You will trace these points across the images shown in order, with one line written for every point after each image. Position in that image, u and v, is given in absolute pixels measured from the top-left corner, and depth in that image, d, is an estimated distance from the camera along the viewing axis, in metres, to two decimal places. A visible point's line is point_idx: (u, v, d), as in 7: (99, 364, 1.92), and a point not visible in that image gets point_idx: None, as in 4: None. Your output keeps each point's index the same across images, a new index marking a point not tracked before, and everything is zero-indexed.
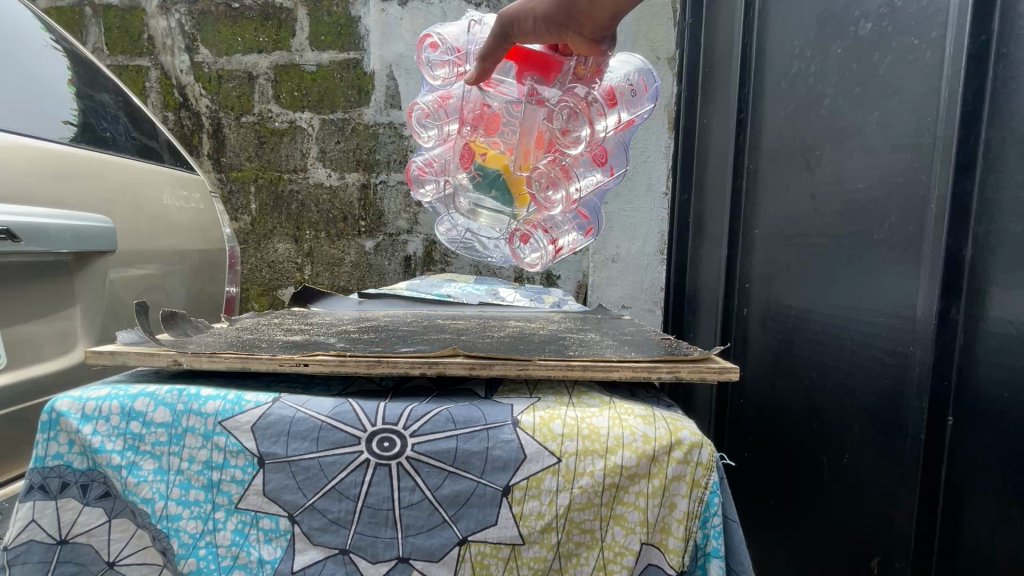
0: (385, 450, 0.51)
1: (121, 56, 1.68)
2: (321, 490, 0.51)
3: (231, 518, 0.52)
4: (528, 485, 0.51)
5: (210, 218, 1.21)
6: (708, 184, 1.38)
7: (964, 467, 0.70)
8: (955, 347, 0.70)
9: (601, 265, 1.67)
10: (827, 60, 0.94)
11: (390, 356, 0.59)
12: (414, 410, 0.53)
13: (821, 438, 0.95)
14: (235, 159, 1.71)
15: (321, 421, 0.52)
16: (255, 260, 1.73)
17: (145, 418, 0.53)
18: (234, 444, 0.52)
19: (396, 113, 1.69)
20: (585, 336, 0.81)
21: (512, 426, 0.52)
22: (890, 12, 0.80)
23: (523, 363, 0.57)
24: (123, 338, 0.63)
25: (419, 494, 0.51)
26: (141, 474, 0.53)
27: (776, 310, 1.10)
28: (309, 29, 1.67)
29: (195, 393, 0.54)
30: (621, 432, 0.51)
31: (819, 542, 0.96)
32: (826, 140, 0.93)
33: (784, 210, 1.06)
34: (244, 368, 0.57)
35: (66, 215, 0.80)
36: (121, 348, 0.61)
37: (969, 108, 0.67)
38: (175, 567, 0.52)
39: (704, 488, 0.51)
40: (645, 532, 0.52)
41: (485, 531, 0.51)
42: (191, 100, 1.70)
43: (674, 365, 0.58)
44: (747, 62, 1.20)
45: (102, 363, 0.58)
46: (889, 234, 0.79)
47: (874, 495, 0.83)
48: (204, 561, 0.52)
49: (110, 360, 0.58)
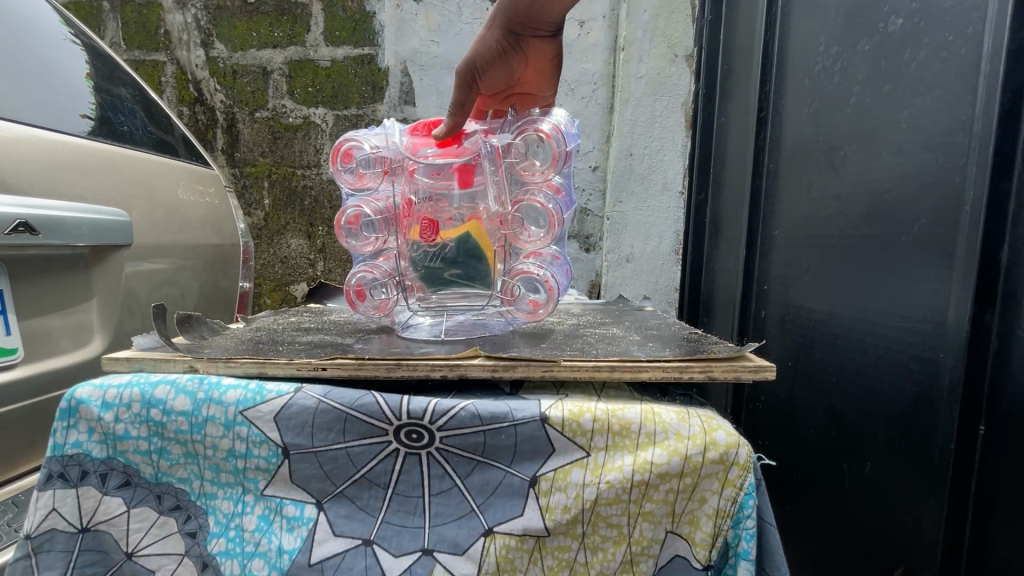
0: (413, 441, 0.50)
1: (137, 51, 1.69)
2: (351, 477, 0.51)
3: (259, 502, 0.52)
4: (555, 477, 0.49)
5: (225, 212, 1.21)
6: (727, 183, 1.35)
7: (995, 479, 0.67)
8: (988, 355, 0.67)
9: (616, 264, 1.60)
10: (854, 57, 0.91)
11: (410, 359, 0.57)
12: (440, 402, 0.50)
13: (842, 445, 0.92)
14: (249, 154, 1.71)
15: (344, 413, 0.50)
16: (268, 256, 1.74)
17: (165, 407, 0.52)
18: (256, 435, 0.51)
19: (410, 109, 1.68)
20: (606, 334, 0.79)
21: (541, 421, 0.49)
22: (922, 7, 0.76)
23: (548, 365, 0.55)
24: (137, 344, 0.62)
25: (449, 482, 0.50)
26: (171, 458, 0.53)
27: (795, 313, 1.07)
28: (324, 25, 1.66)
29: (216, 381, 0.53)
30: (653, 428, 0.49)
31: (839, 552, 0.93)
32: (853, 139, 0.90)
33: (807, 210, 1.03)
34: (261, 373, 0.56)
35: (74, 208, 0.78)
36: (138, 353, 0.60)
37: (1007, 108, 0.64)
38: (207, 547, 0.52)
39: (738, 489, 0.49)
40: (671, 522, 0.50)
41: (511, 523, 0.49)
42: (206, 95, 1.70)
43: (707, 363, 0.55)
44: (769, 59, 1.17)
45: (116, 370, 0.58)
46: (918, 236, 0.76)
47: (898, 504, 0.80)
48: (233, 543, 0.52)
49: (126, 365, 0.58)
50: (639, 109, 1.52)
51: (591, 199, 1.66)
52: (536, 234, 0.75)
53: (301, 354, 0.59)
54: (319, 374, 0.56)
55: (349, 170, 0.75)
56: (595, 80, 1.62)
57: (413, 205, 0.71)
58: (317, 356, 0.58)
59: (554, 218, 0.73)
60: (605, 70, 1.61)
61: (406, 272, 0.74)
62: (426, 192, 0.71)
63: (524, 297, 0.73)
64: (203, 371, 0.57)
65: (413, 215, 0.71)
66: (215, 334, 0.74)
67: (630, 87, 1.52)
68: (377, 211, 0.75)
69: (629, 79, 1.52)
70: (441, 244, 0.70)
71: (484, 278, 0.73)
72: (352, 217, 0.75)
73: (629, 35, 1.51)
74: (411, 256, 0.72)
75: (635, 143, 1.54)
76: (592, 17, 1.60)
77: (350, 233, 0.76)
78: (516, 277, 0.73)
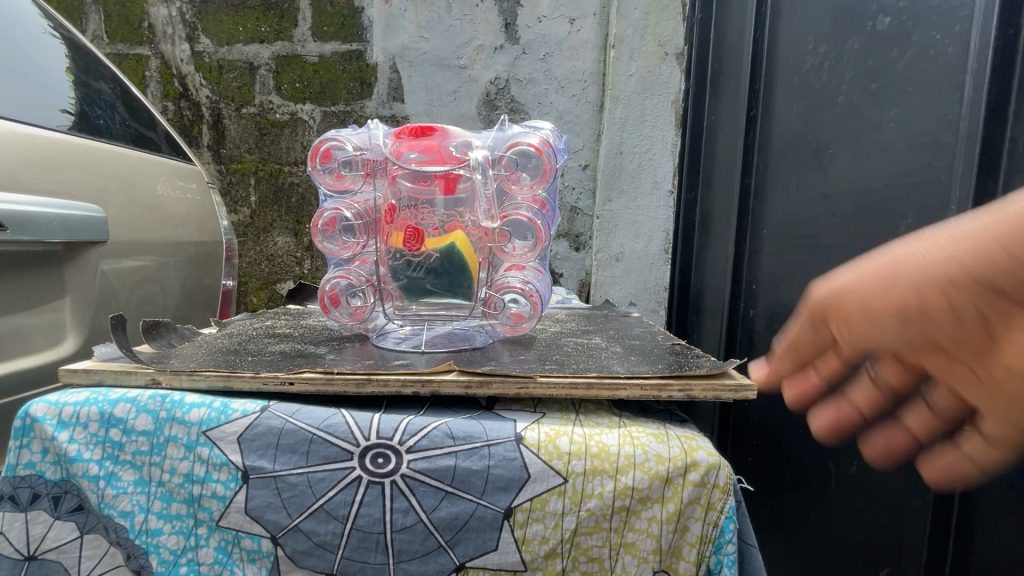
0: (379, 467, 0.48)
1: (120, 44, 1.65)
2: (308, 509, 0.49)
3: (213, 535, 0.51)
4: (531, 507, 0.48)
5: (207, 211, 1.18)
6: (716, 184, 1.35)
7: (982, 483, 0.66)
8: None
9: (605, 263, 1.55)
10: (842, 56, 0.90)
11: (381, 373, 0.56)
12: (410, 423, 0.50)
13: (828, 448, 0.92)
14: (235, 150, 1.68)
15: (311, 434, 0.49)
16: (254, 254, 1.71)
17: (125, 426, 0.51)
18: (217, 457, 0.50)
19: (399, 106, 1.65)
20: (590, 339, 0.78)
21: (516, 443, 0.49)
22: (910, 5, 0.75)
23: (523, 381, 0.54)
24: (98, 355, 0.60)
25: (413, 517, 0.48)
26: (120, 486, 0.51)
27: (784, 314, 1.06)
28: (312, 19, 1.64)
29: (179, 399, 0.52)
30: (632, 452, 0.49)
31: (825, 554, 0.93)
32: (840, 139, 0.90)
33: (794, 210, 1.03)
34: (227, 386, 0.55)
35: (45, 205, 0.75)
36: (98, 365, 0.58)
37: (994, 106, 0.64)
38: None
39: (720, 513, 0.48)
40: (657, 559, 0.49)
41: (485, 557, 0.48)
42: (191, 90, 1.67)
43: (686, 382, 0.55)
44: (758, 58, 1.16)
45: (79, 382, 0.56)
46: (905, 236, 0.75)
47: (884, 508, 0.80)
48: None
49: (86, 378, 0.56)
50: (630, 106, 1.49)
51: (580, 199, 1.64)
52: (521, 246, 0.73)
53: (268, 367, 0.57)
54: (286, 389, 0.54)
55: (329, 171, 0.73)
56: (586, 78, 1.58)
57: (396, 212, 0.68)
58: (285, 369, 0.57)
59: (541, 233, 0.72)
60: (595, 68, 1.57)
61: (384, 280, 0.71)
62: (410, 198, 0.69)
63: (506, 310, 0.72)
64: (166, 384, 0.55)
65: (395, 222, 0.68)
66: (185, 342, 0.72)
67: (620, 86, 1.48)
68: (357, 214, 0.73)
69: (619, 79, 1.48)
70: (423, 253, 0.68)
71: (466, 290, 0.71)
72: (329, 220, 0.73)
73: (620, 32, 1.46)
74: (391, 264, 0.69)
75: (625, 142, 1.50)
76: (582, 14, 1.56)
77: (326, 236, 0.73)
78: (498, 290, 0.72)
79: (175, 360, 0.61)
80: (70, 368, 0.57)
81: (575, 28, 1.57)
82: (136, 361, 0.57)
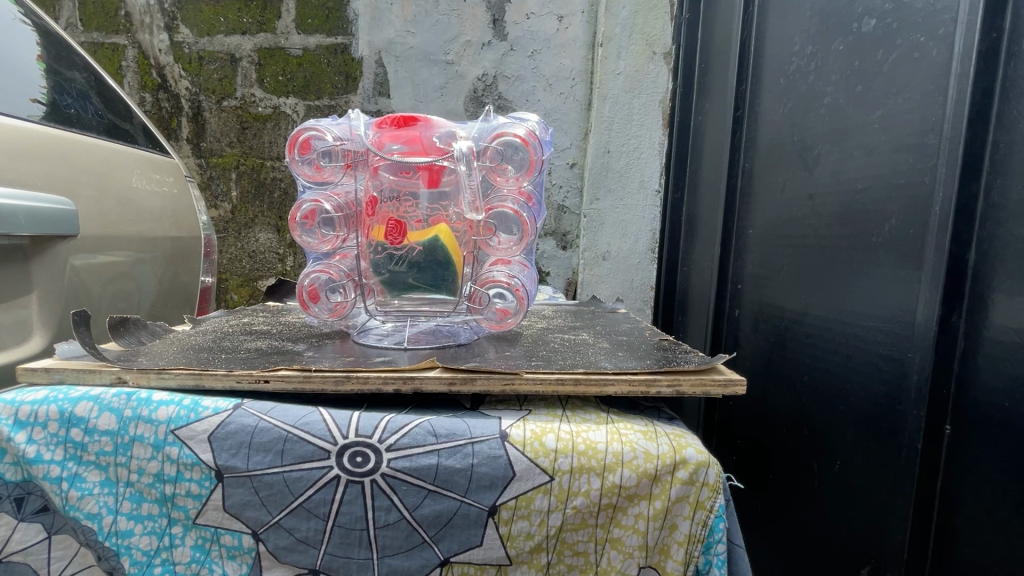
0: (357, 466, 0.46)
1: (96, 33, 1.59)
2: (287, 507, 0.47)
3: (189, 534, 0.49)
4: (517, 505, 0.47)
5: (185, 204, 1.14)
6: (703, 183, 1.35)
7: (963, 478, 0.67)
8: (954, 354, 0.67)
9: (592, 262, 1.54)
10: (828, 57, 0.90)
11: (361, 370, 0.54)
12: (391, 421, 0.48)
13: (811, 445, 0.92)
14: (216, 144, 1.63)
15: (287, 432, 0.47)
16: (234, 250, 1.66)
17: (88, 426, 0.48)
18: (188, 456, 0.48)
19: (385, 101, 1.62)
20: (577, 335, 0.77)
21: (501, 440, 0.48)
22: (895, 7, 0.75)
23: (509, 378, 0.53)
24: (60, 352, 0.57)
25: (396, 515, 0.47)
26: (85, 487, 0.49)
27: (769, 312, 1.07)
28: (296, 12, 1.60)
29: (146, 397, 0.50)
30: (620, 449, 0.48)
31: (807, 550, 0.93)
32: (826, 139, 0.90)
33: (780, 209, 1.03)
34: (198, 385, 0.52)
35: (8, 196, 0.68)
36: (60, 363, 0.55)
37: (977, 107, 0.64)
38: None
39: (709, 511, 0.48)
40: (644, 555, 0.48)
41: (470, 552, 0.47)
42: (170, 81, 1.62)
43: (674, 377, 0.54)
44: (744, 59, 1.17)
45: (39, 381, 0.53)
46: (889, 236, 0.76)
47: (866, 507, 0.80)
48: None
49: (45, 378, 0.53)
50: (618, 105, 1.48)
51: (567, 196, 1.63)
52: (507, 240, 0.71)
53: (242, 365, 0.55)
54: (262, 386, 0.52)
55: (308, 162, 0.71)
56: (574, 76, 1.57)
57: (377, 204, 0.67)
58: (259, 366, 0.54)
59: (527, 226, 0.70)
60: (584, 66, 1.56)
61: (365, 274, 0.69)
62: (392, 189, 0.67)
63: (491, 305, 0.72)
64: (132, 383, 0.53)
65: (376, 214, 0.67)
66: (155, 339, 0.69)
67: (608, 84, 1.47)
68: (337, 207, 0.71)
69: (607, 76, 1.47)
70: (406, 246, 0.67)
71: (450, 284, 0.69)
72: (308, 212, 0.71)
73: (608, 30, 1.45)
74: (372, 258, 0.68)
75: (612, 140, 1.49)
76: (570, 12, 1.55)
77: (305, 229, 0.72)
78: (484, 285, 0.70)
79: (143, 358, 0.58)
80: (28, 367, 0.54)
81: (564, 25, 1.56)
82: (100, 359, 0.54)
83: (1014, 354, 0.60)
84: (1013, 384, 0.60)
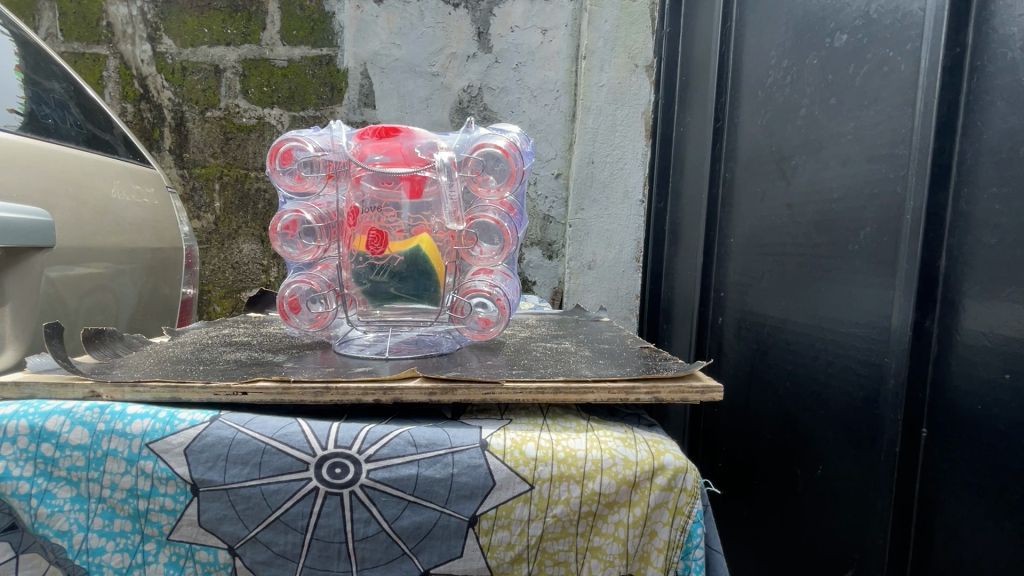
0: (337, 478, 0.46)
1: (76, 43, 1.58)
2: (264, 521, 0.47)
3: (163, 550, 0.48)
4: (497, 515, 0.47)
5: (166, 216, 1.13)
6: (686, 194, 1.37)
7: (940, 481, 0.68)
8: (929, 358, 0.69)
9: (577, 272, 1.54)
10: (803, 70, 0.93)
11: (341, 380, 0.54)
12: (370, 431, 0.48)
13: (794, 450, 0.93)
14: (199, 154, 1.62)
15: (264, 444, 0.47)
16: (217, 261, 1.64)
17: (58, 440, 0.47)
18: (163, 470, 0.47)
19: (370, 111, 1.62)
20: (559, 344, 0.77)
21: (480, 449, 0.48)
22: (866, 24, 0.78)
23: (489, 387, 0.53)
24: (33, 366, 0.56)
25: (375, 527, 0.46)
26: (55, 504, 0.47)
27: (750, 319, 1.08)
28: (281, 23, 1.60)
29: (121, 410, 0.49)
30: (600, 456, 0.48)
31: (793, 557, 0.94)
32: (802, 149, 0.92)
33: (760, 217, 1.05)
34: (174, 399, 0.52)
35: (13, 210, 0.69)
36: (31, 377, 0.54)
37: (944, 119, 0.66)
38: None
39: (687, 517, 0.48)
40: (624, 563, 0.48)
41: (450, 564, 0.47)
42: (152, 92, 1.60)
43: (654, 384, 0.54)
44: (724, 72, 1.19)
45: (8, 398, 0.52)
46: (863, 244, 0.78)
47: (847, 510, 0.81)
48: None
49: (17, 393, 0.52)
50: (602, 116, 1.49)
51: (553, 206, 1.63)
52: (489, 249, 0.73)
53: (221, 376, 0.54)
54: (240, 399, 0.52)
55: (290, 172, 0.70)
56: (558, 88, 1.59)
57: (359, 213, 0.68)
58: (238, 378, 0.54)
59: (507, 236, 0.72)
60: (568, 78, 1.58)
61: (348, 284, 0.70)
62: (374, 200, 0.68)
63: (473, 315, 0.71)
64: (107, 397, 0.52)
65: (358, 224, 0.67)
66: (130, 352, 0.68)
67: (592, 96, 1.48)
68: (318, 216, 0.72)
69: (590, 88, 1.48)
70: (388, 256, 0.67)
71: (433, 294, 0.69)
72: (289, 222, 0.71)
73: (591, 43, 1.47)
74: (354, 268, 0.68)
75: (596, 150, 1.50)
76: (554, 25, 1.57)
77: (286, 239, 0.71)
78: (466, 294, 0.70)
79: (118, 371, 0.57)
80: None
81: (548, 38, 1.58)
82: (74, 373, 0.53)
83: (985, 358, 0.62)
84: (985, 387, 0.62)
